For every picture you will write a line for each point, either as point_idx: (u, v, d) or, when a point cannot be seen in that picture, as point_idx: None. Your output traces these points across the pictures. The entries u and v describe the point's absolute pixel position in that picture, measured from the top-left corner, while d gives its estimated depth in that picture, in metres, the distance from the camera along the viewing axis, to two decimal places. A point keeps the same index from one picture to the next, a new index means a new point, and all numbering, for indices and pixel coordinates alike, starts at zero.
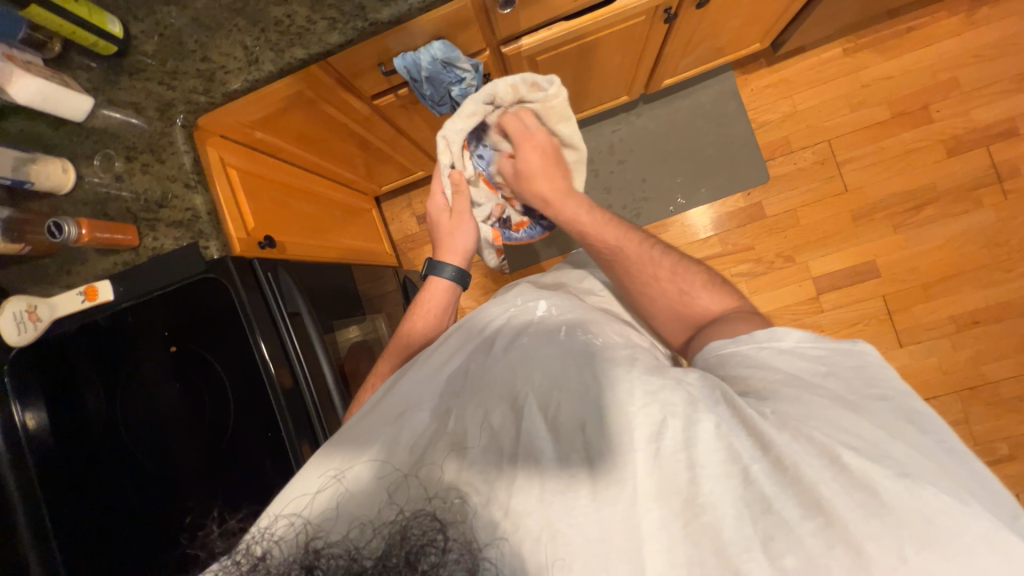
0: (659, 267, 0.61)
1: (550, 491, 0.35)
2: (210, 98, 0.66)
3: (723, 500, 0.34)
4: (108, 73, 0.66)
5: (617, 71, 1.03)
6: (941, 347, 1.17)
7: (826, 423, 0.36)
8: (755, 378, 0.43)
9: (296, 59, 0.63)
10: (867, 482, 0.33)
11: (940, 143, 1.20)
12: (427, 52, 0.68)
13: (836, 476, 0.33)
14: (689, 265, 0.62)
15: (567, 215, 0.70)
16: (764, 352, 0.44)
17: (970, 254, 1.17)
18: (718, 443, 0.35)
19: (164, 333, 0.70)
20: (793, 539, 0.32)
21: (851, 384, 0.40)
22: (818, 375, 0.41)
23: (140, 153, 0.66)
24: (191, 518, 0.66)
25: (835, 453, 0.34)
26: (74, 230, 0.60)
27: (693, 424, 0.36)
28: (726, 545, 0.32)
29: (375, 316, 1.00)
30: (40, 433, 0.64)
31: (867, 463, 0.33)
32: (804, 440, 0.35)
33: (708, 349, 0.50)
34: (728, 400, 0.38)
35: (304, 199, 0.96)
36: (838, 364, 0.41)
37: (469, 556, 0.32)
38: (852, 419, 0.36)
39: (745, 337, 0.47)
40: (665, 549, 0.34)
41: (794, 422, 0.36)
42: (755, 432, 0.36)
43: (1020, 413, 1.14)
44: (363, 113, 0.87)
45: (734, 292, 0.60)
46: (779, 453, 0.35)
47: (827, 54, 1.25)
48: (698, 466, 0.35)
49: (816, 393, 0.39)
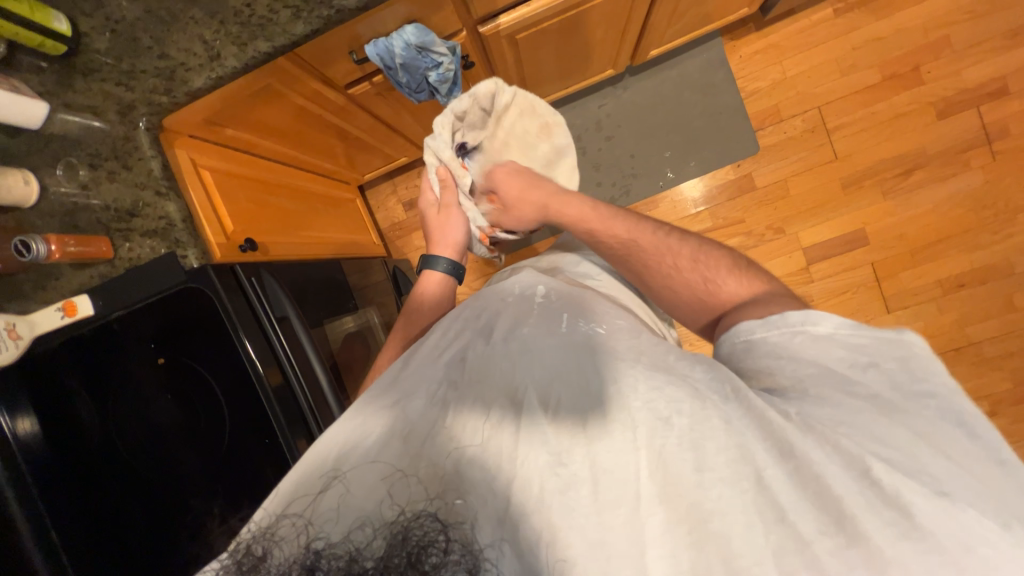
0: (679, 256, 0.60)
1: (548, 490, 0.35)
2: (172, 98, 0.63)
3: (733, 506, 0.34)
4: (61, 76, 0.62)
5: (602, 44, 0.99)
6: (927, 311, 1.19)
7: (854, 427, 0.37)
8: (782, 375, 0.43)
9: (260, 52, 0.60)
10: (902, 501, 0.34)
11: (931, 106, 1.18)
12: (399, 38, 0.66)
13: (865, 490, 0.34)
14: (711, 250, 0.60)
15: (564, 212, 0.71)
16: (799, 337, 0.45)
17: (958, 217, 1.18)
18: (731, 442, 0.36)
19: (152, 345, 0.68)
20: (808, 555, 0.33)
21: (894, 380, 0.40)
22: (859, 371, 0.41)
23: (105, 160, 0.64)
24: (192, 514, 0.67)
25: (864, 465, 0.35)
26: (43, 247, 0.58)
27: (703, 423, 0.37)
28: (736, 557, 0.33)
29: (367, 308, 0.99)
30: (30, 444, 0.64)
31: (901, 480, 0.34)
32: (831, 448, 0.36)
33: (736, 332, 0.50)
34: (739, 396, 0.39)
35: (284, 195, 0.93)
36: (883, 363, 0.41)
37: (469, 557, 0.32)
38: (891, 428, 0.37)
39: (777, 320, 0.47)
40: (669, 555, 0.34)
41: (825, 428, 0.37)
42: (777, 436, 0.36)
43: (1001, 371, 1.17)
44: (338, 103, 0.84)
45: (763, 272, 0.57)
46: (801, 461, 0.35)
47: (817, 16, 1.21)
48: (707, 468, 0.35)
49: (848, 393, 0.39)
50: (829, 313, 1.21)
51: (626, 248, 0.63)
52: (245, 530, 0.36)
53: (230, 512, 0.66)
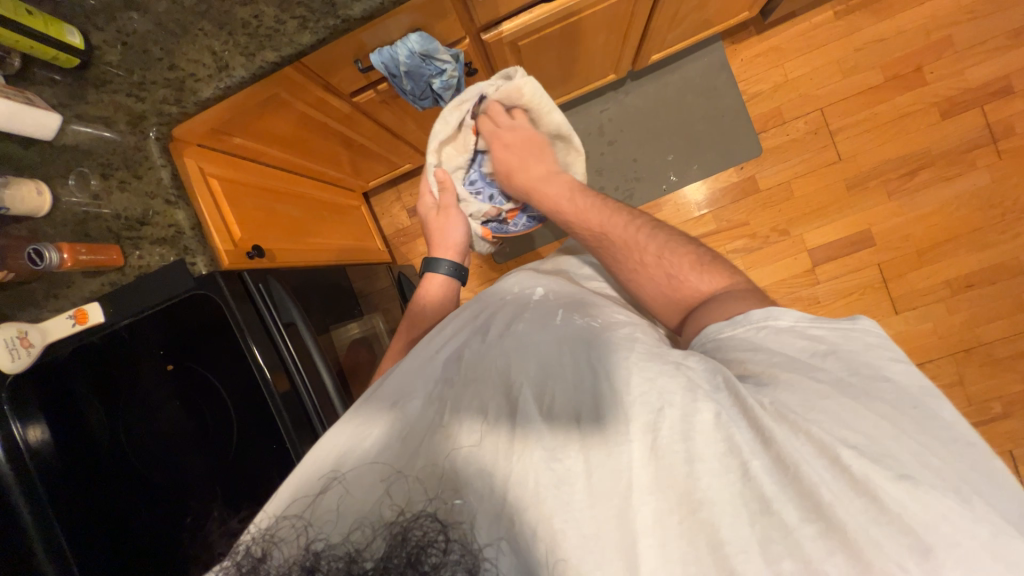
0: (644, 252, 0.59)
1: (545, 485, 0.35)
2: (182, 108, 0.64)
3: (721, 496, 0.34)
4: (73, 87, 0.63)
5: (604, 49, 1.00)
6: (936, 311, 1.18)
7: (828, 416, 0.36)
8: (749, 362, 0.42)
9: (268, 62, 0.61)
10: (871, 486, 0.33)
11: (935, 106, 1.18)
12: (404, 45, 0.67)
13: (838, 477, 0.33)
14: (676, 244, 0.60)
15: (546, 198, 0.73)
16: (765, 333, 0.44)
17: (965, 217, 1.17)
18: (718, 433, 0.35)
19: (161, 353, 0.69)
20: (791, 542, 0.32)
21: (853, 365, 0.39)
22: (818, 359, 0.41)
23: (116, 170, 0.65)
24: (194, 521, 0.67)
25: (834, 453, 0.34)
26: (55, 255, 0.59)
27: (691, 414, 0.36)
28: (724, 544, 0.33)
29: (373, 314, 0.99)
30: (41, 449, 0.64)
31: (870, 465, 0.33)
32: (805, 436, 0.35)
33: (705, 333, 0.49)
34: (730, 387, 0.38)
35: (290, 203, 0.94)
36: (842, 351, 0.41)
37: (469, 557, 0.32)
38: (860, 414, 0.36)
39: (742, 319, 0.46)
40: (659, 544, 0.34)
41: (795, 416, 0.36)
42: (755, 426, 0.35)
43: (1013, 372, 1.16)
44: (343, 112, 0.85)
45: (727, 264, 0.57)
46: (780, 450, 0.34)
47: (818, 18, 1.21)
48: (697, 459, 0.35)
49: (813, 377, 0.39)
50: (836, 315, 1.20)
51: (595, 241, 0.64)
52: (246, 532, 0.36)
53: (230, 515, 0.66)
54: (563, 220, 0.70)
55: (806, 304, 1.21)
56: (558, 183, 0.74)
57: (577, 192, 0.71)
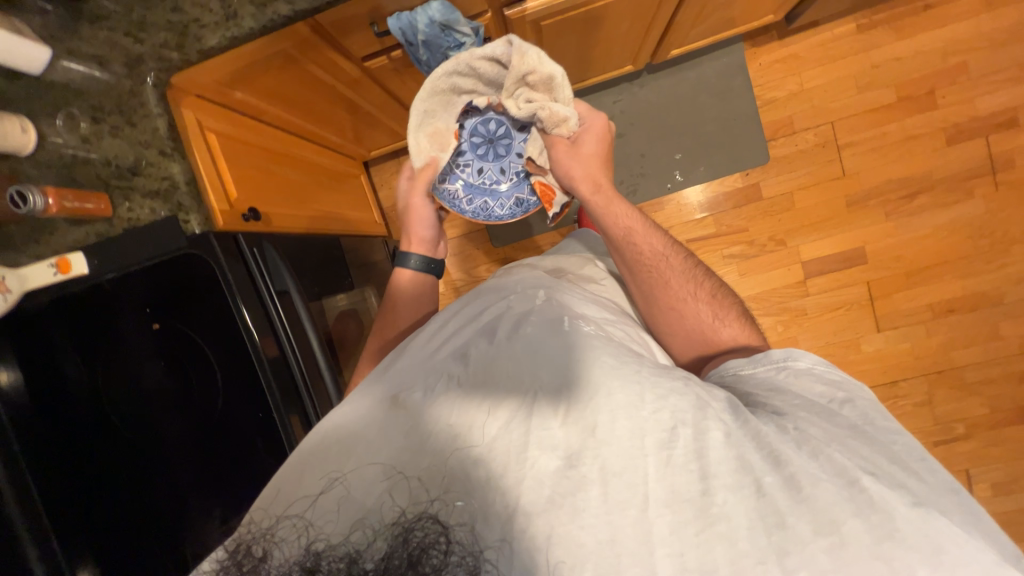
0: (700, 287, 0.62)
1: (559, 493, 0.35)
2: (184, 56, 0.61)
3: (737, 511, 0.34)
4: (65, 19, 0.59)
5: (625, 38, 0.98)
6: (915, 332, 1.21)
7: (842, 445, 0.38)
8: (772, 398, 0.45)
9: (280, 15, 0.57)
10: (888, 507, 0.34)
11: (941, 131, 1.19)
12: (424, 13, 0.63)
13: (853, 497, 0.35)
14: (725, 293, 0.63)
15: (612, 213, 0.67)
16: (782, 374, 0.48)
17: (955, 244, 1.20)
18: (729, 451, 0.37)
19: (146, 309, 0.68)
20: (806, 555, 0.33)
21: (868, 415, 0.42)
22: (836, 405, 0.43)
23: (108, 114, 0.62)
24: (178, 485, 0.68)
25: (853, 476, 0.36)
26: (39, 200, 0.57)
27: (703, 432, 0.38)
28: (740, 556, 0.33)
29: (364, 288, 1.00)
30: (13, 394, 0.63)
31: (885, 490, 0.35)
32: (823, 459, 0.37)
33: (724, 367, 0.52)
34: (739, 414, 0.40)
35: (288, 164, 0.90)
36: (857, 402, 0.44)
37: (470, 559, 0.31)
38: (869, 450, 0.38)
39: (761, 358, 0.50)
40: (677, 554, 0.34)
41: (816, 442, 0.38)
42: (769, 447, 0.38)
43: (978, 397, 1.20)
44: (352, 75, 0.82)
45: (761, 332, 0.60)
46: (793, 471, 0.36)
47: (841, 29, 1.20)
48: (711, 476, 0.36)
49: (832, 421, 0.41)
50: (821, 328, 1.22)
51: (655, 259, 0.63)
52: (244, 532, 0.35)
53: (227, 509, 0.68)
54: (626, 228, 0.65)
55: (795, 315, 1.23)
56: (626, 204, 0.68)
57: (646, 217, 0.67)
